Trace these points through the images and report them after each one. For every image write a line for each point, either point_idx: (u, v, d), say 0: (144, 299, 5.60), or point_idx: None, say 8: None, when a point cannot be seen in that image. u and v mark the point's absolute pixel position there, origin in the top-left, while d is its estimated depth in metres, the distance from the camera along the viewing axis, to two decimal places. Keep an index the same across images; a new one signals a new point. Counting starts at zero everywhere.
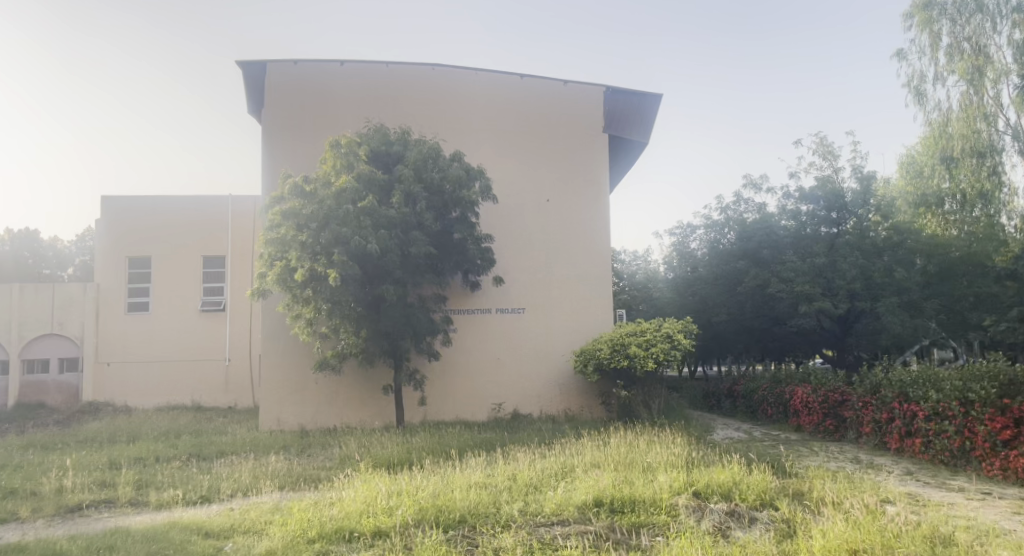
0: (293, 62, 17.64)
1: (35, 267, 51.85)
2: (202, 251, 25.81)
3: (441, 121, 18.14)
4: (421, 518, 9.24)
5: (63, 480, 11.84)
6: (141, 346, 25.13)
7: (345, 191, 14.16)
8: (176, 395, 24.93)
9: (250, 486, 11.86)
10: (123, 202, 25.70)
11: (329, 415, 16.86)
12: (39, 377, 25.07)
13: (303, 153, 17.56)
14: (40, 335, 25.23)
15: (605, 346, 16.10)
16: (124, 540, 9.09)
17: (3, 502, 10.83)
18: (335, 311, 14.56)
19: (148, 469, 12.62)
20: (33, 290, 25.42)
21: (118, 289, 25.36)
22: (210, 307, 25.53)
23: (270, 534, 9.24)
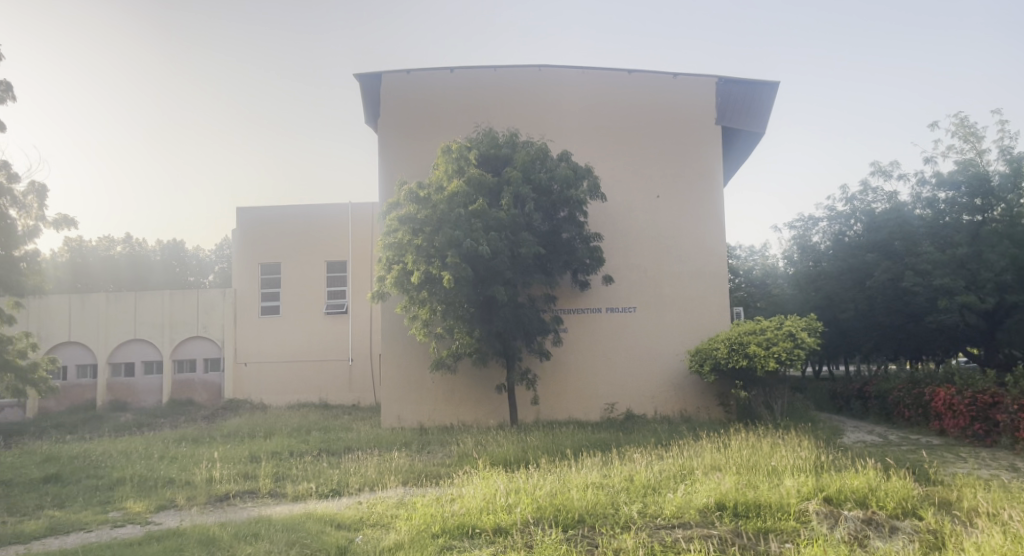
0: (406, 71, 18.31)
1: (182, 274, 56.78)
2: (326, 257, 27.29)
3: (549, 121, 18.23)
4: (540, 516, 9.34)
5: (212, 471, 12.92)
6: (272, 347, 26.92)
7: (456, 195, 14.50)
8: (305, 393, 26.56)
9: (376, 481, 12.43)
10: (254, 212, 27.58)
11: (447, 413, 17.38)
12: (187, 375, 27.45)
13: (417, 159, 18.19)
14: (187, 337, 27.59)
15: (722, 345, 15.63)
16: (267, 528, 9.80)
17: (163, 490, 11.96)
18: (449, 312, 14.95)
19: (284, 463, 13.52)
20: (181, 295, 27.81)
21: (252, 294, 27.30)
22: (333, 310, 26.92)
23: (396, 528, 9.65)
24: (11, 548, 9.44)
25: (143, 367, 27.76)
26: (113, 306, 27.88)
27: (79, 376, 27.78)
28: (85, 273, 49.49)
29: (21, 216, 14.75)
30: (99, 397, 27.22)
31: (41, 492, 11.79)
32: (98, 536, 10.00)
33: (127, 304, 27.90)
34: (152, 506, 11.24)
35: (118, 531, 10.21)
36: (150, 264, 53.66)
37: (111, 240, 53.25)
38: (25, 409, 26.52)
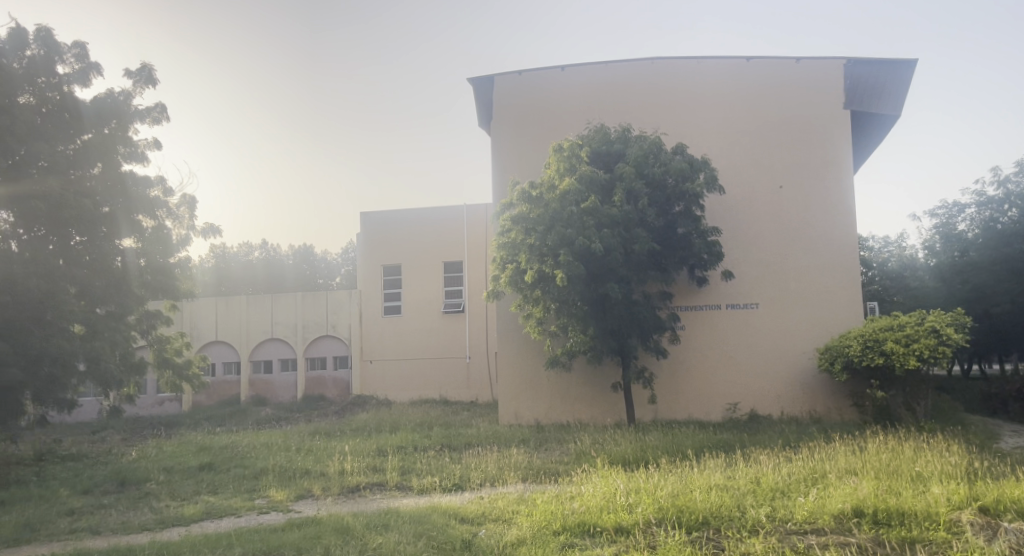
0: (518, 73, 18.56)
1: (312, 277, 60.35)
2: (443, 258, 28.09)
3: (662, 114, 17.87)
4: (662, 517, 9.19)
5: (344, 463, 13.67)
6: (395, 346, 28.09)
7: (569, 193, 14.47)
8: (426, 390, 27.53)
9: (497, 476, 12.68)
10: (375, 217, 28.87)
11: (563, 411, 17.46)
12: (319, 372, 29.19)
13: (530, 158, 18.39)
14: (318, 336, 29.27)
15: (855, 342, 14.73)
16: (396, 520, 10.25)
17: (301, 480, 12.80)
18: (562, 311, 14.94)
19: (409, 457, 14.07)
20: (311, 297, 29.59)
21: (375, 294, 28.60)
22: (451, 309, 27.68)
23: (518, 524, 9.80)
24: (173, 530, 10.43)
25: (280, 364, 29.81)
26: (252, 308, 30.12)
27: (225, 372, 30.24)
28: (228, 277, 53.80)
29: (176, 226, 16.51)
30: (243, 392, 29.51)
31: (197, 478, 12.94)
32: (246, 521, 10.84)
33: (265, 306, 30.06)
34: (292, 495, 12.04)
35: (263, 517, 11.02)
36: (284, 268, 57.51)
37: (249, 247, 57.59)
38: (181, 403, 29.21)
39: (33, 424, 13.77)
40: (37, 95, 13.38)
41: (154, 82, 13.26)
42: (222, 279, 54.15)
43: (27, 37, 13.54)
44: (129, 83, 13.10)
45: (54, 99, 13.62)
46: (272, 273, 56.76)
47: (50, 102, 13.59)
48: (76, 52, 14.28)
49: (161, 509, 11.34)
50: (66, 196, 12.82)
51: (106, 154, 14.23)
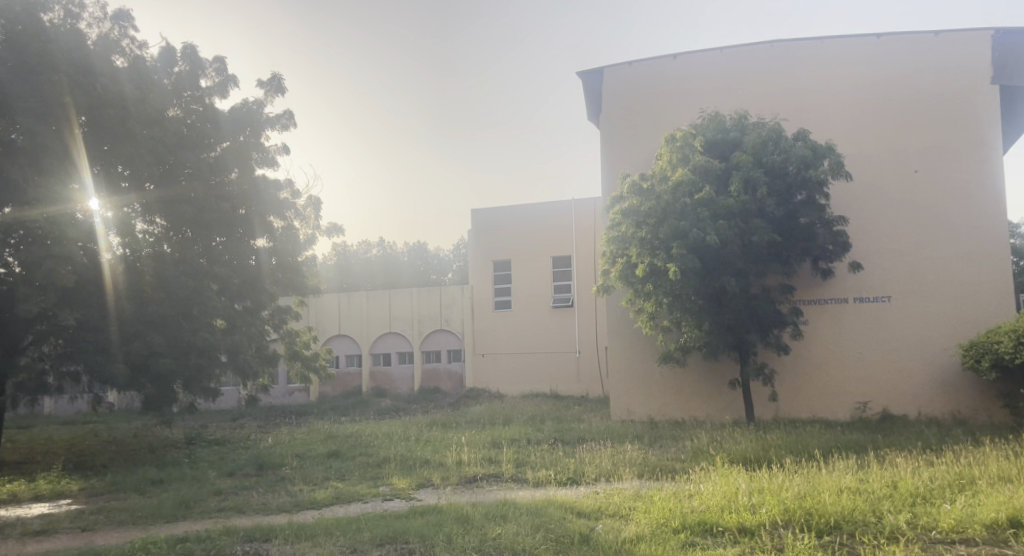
0: (628, 63, 18.34)
1: (427, 273, 62.32)
2: (551, 253, 28.20)
3: (781, 99, 17.12)
4: (790, 520, 8.80)
5: (461, 454, 14.03)
6: (506, 340, 28.56)
7: (681, 184, 14.05)
8: (537, 384, 27.83)
9: (612, 472, 12.58)
10: (484, 213, 29.38)
11: (677, 408, 17.11)
12: (434, 365, 30.14)
13: (640, 149, 18.12)
14: (434, 330, 30.21)
15: (1005, 338, 13.52)
16: (514, 511, 10.40)
17: (421, 469, 13.25)
18: (675, 305, 14.58)
19: (523, 450, 14.23)
20: (424, 293, 30.57)
21: (484, 289, 29.16)
22: (561, 303, 27.81)
23: (635, 520, 9.71)
24: (308, 512, 11.08)
25: (398, 356, 30.98)
26: (370, 302, 31.51)
27: (348, 364, 31.79)
28: (349, 274, 56.58)
29: (303, 227, 17.48)
30: (364, 383, 30.93)
31: (326, 465, 13.68)
32: (371, 507, 11.35)
33: (383, 301, 31.32)
34: (414, 483, 12.48)
35: (387, 503, 11.50)
36: (399, 265, 59.60)
37: (367, 245, 60.16)
38: (309, 393, 30.97)
39: (184, 410, 15.04)
40: (183, 107, 14.67)
41: (283, 89, 14.09)
42: (344, 276, 56.97)
43: (175, 55, 14.85)
44: (261, 92, 13.98)
45: (198, 110, 14.85)
46: (389, 270, 58.98)
47: (195, 113, 14.83)
48: (217, 67, 15.47)
49: (296, 493, 12.09)
50: (208, 200, 14.26)
51: (242, 160, 15.30)
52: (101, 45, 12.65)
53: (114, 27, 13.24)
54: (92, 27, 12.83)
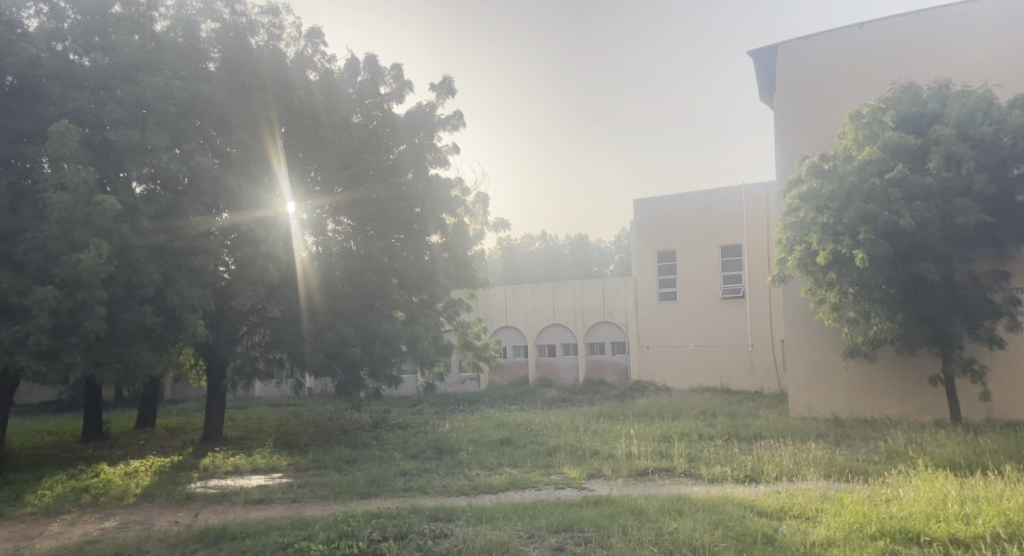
0: (806, 38, 17.32)
1: (588, 265, 62.59)
2: (717, 242, 27.20)
3: (989, 63, 15.31)
4: (1015, 534, 7.81)
5: (631, 446, 13.93)
6: (672, 333, 28.00)
7: (870, 163, 12.95)
8: (706, 379, 27.05)
9: (794, 471, 11.86)
10: (646, 202, 28.98)
11: (867, 406, 15.90)
12: (598, 356, 30.34)
13: (821, 128, 17.02)
14: (597, 321, 30.41)
15: None
16: (689, 507, 10.12)
17: (592, 459, 13.31)
18: (863, 294, 13.50)
19: (696, 444, 13.85)
20: (589, 284, 30.82)
21: (648, 280, 28.82)
22: (731, 294, 26.79)
23: (825, 523, 9.01)
24: (486, 496, 11.53)
25: (563, 348, 31.47)
26: (536, 294, 32.27)
27: (515, 355, 32.75)
28: (513, 267, 58.10)
29: (472, 222, 18.07)
30: (530, 373, 31.85)
31: (499, 451, 14.19)
32: (544, 495, 11.54)
33: (547, 293, 31.89)
34: (584, 473, 12.55)
35: (560, 492, 11.65)
36: (561, 258, 60.23)
37: (530, 238, 61.42)
38: (479, 382, 32.27)
39: (371, 396, 16.25)
40: (366, 114, 15.88)
41: (453, 91, 14.70)
42: (508, 269, 58.59)
43: (359, 66, 16.02)
44: (433, 95, 14.69)
45: (379, 116, 15.95)
46: (551, 262, 59.78)
47: (375, 119, 15.95)
48: (394, 73, 16.37)
49: (473, 477, 12.63)
50: (389, 200, 15.46)
51: (417, 161, 16.25)
52: (297, 62, 14.09)
53: (307, 44, 14.65)
54: (289, 46, 14.34)
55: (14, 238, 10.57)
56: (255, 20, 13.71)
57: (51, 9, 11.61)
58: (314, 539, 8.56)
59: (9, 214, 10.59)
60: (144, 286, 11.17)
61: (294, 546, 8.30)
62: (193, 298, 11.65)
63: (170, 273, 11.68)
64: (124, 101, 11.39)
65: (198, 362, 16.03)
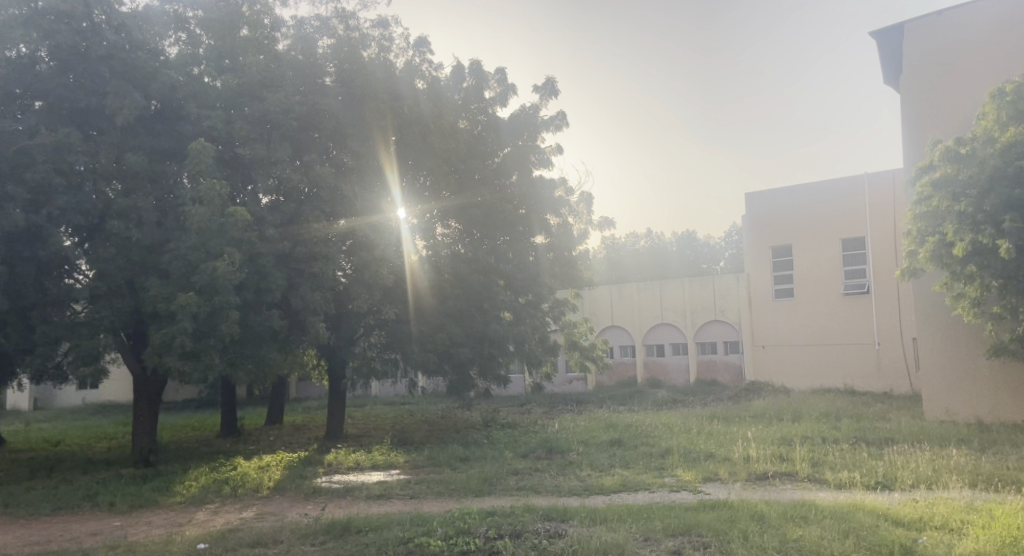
0: (938, 13, 16.13)
1: (696, 263, 60.91)
2: (838, 235, 25.80)
3: None
4: None
5: (749, 449, 13.41)
6: (790, 332, 26.83)
7: (1014, 145, 11.90)
8: (830, 379, 25.70)
9: (933, 480, 10.99)
10: (757, 196, 27.85)
11: (1015, 409, 14.75)
12: (710, 356, 29.53)
13: (956, 109, 15.79)
14: (708, 321, 29.60)
15: None
16: (816, 513, 9.53)
17: (707, 462, 12.90)
18: (1009, 287, 12.37)
19: (819, 448, 13.14)
20: (699, 282, 30.09)
21: (761, 277, 27.72)
22: (854, 290, 25.34)
23: (972, 535, 8.27)
24: (598, 497, 11.42)
25: (672, 348, 30.84)
26: (643, 293, 31.79)
27: (622, 355, 32.40)
28: (619, 266, 57.41)
29: (576, 222, 18.03)
30: (638, 374, 31.44)
31: (610, 452, 14.05)
32: (659, 497, 11.26)
33: (654, 292, 31.41)
34: (699, 477, 12.16)
35: (674, 495, 11.34)
36: (669, 256, 58.88)
37: (634, 236, 60.48)
38: (587, 382, 32.17)
39: (481, 396, 16.55)
40: (471, 119, 16.16)
41: (556, 92, 14.72)
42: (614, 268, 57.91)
43: (464, 71, 16.29)
44: (537, 96, 14.77)
45: (483, 120, 16.22)
46: (659, 261, 58.50)
47: (481, 123, 16.25)
48: (498, 77, 16.58)
49: (584, 478, 12.57)
50: (494, 204, 15.72)
51: (521, 163, 16.47)
52: (406, 72, 14.52)
53: (415, 54, 15.07)
54: (398, 56, 14.75)
55: (159, 248, 11.54)
56: (367, 33, 14.21)
57: (188, 36, 12.85)
58: (432, 534, 8.76)
59: (156, 227, 11.58)
60: (271, 291, 11.92)
61: (414, 540, 8.51)
62: (315, 301, 12.29)
63: (294, 278, 12.36)
64: (251, 118, 12.25)
65: (320, 363, 16.88)
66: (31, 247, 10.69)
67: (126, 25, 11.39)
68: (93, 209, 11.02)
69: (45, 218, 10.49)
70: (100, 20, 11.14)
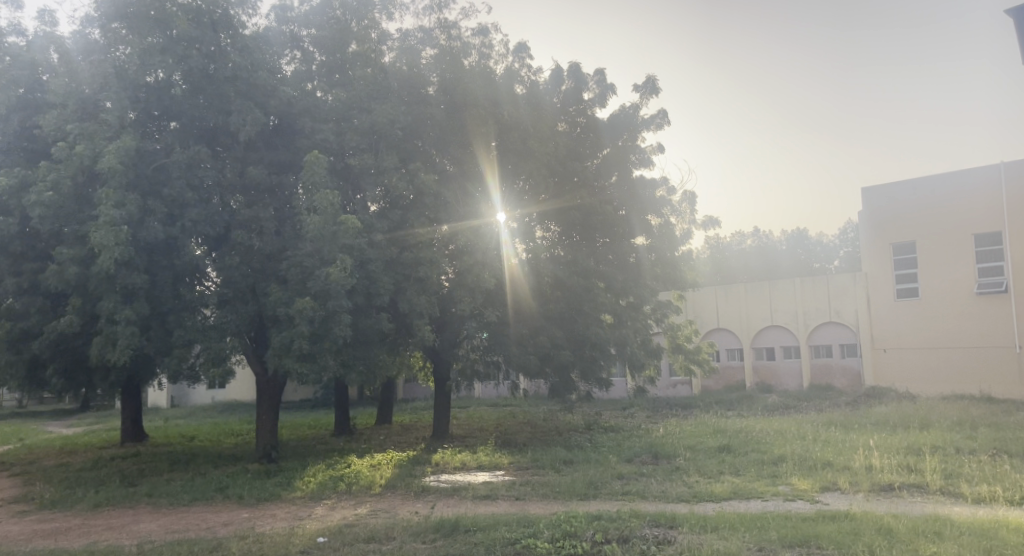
0: None
1: (809, 263, 57.93)
2: (970, 229, 23.93)
3: None
4: None
5: (872, 459, 12.61)
6: (916, 333, 25.11)
7: None
8: (962, 385, 23.87)
9: None
10: (877, 189, 26.21)
11: None
12: (825, 359, 28.15)
13: None
14: (822, 323, 28.21)
15: None
16: (951, 529, 8.81)
17: (824, 471, 12.25)
18: None
19: (952, 460, 12.17)
20: (811, 281, 28.77)
21: (882, 274, 26.15)
22: (990, 288, 23.41)
23: None
24: (707, 504, 11.07)
25: (783, 351, 29.60)
26: (751, 294, 30.67)
27: (729, 358, 31.42)
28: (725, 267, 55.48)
29: (679, 222, 17.63)
30: (747, 378, 30.40)
31: (718, 458, 13.62)
32: (774, 506, 10.75)
33: (763, 293, 30.25)
34: (816, 486, 11.54)
35: (790, 504, 10.79)
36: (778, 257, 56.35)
37: (741, 236, 58.34)
38: (692, 386, 31.36)
39: (584, 399, 16.50)
40: (570, 121, 16.17)
41: (657, 90, 14.47)
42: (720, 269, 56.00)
43: (563, 74, 16.22)
44: (638, 95, 14.56)
45: (583, 122, 16.19)
46: (768, 262, 56.18)
47: (580, 125, 16.23)
48: (597, 78, 16.46)
49: (692, 484, 12.24)
50: (594, 205, 15.59)
51: (621, 164, 16.32)
52: (506, 77, 14.68)
53: (514, 60, 15.22)
54: (498, 63, 14.98)
55: (279, 256, 12.23)
56: (468, 41, 14.53)
57: (302, 53, 13.48)
58: (540, 536, 8.78)
59: (275, 236, 12.28)
60: (380, 296, 12.35)
61: (522, 542, 8.57)
62: (421, 305, 12.64)
63: (401, 282, 12.75)
64: (361, 130, 12.80)
65: (426, 364, 17.36)
66: (168, 257, 11.60)
67: (249, 47, 12.17)
68: (220, 220, 11.83)
69: (179, 229, 11.37)
70: (225, 43, 11.96)
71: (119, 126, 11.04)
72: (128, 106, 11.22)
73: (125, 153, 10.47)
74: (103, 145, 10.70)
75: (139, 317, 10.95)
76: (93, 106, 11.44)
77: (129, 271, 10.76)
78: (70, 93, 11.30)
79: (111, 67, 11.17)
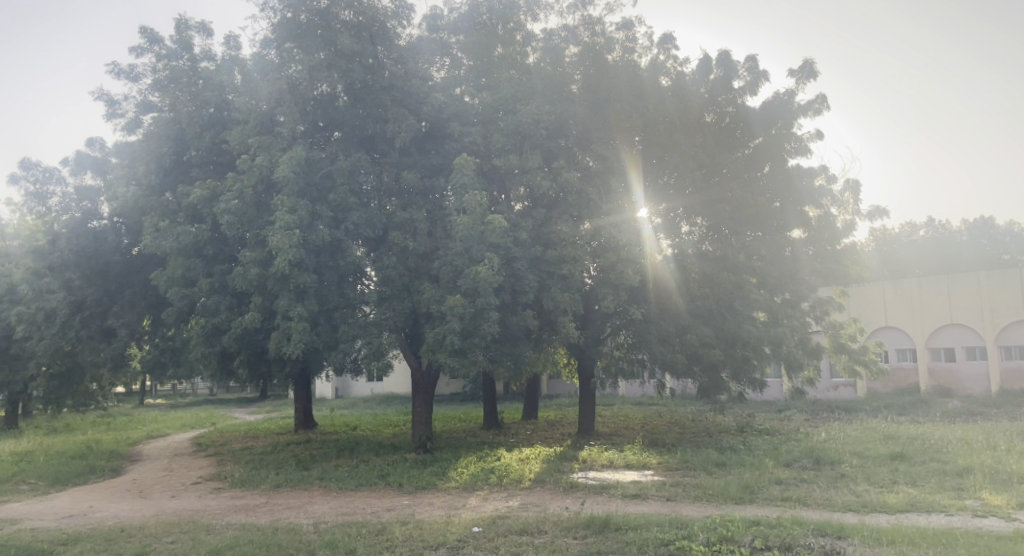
0: None
1: (997, 254, 51.50)
2: None
3: None
4: None
5: None
6: None
7: None
8: None
9: None
10: None
11: None
12: (1019, 363, 25.33)
13: None
14: (1013, 322, 25.33)
15: None
16: None
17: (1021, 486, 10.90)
18: None
19: None
20: (999, 274, 25.85)
21: None
22: None
23: None
24: (880, 515, 10.21)
25: (964, 352, 26.81)
26: (925, 288, 28.00)
27: (900, 359, 28.90)
28: (894, 259, 50.78)
29: (841, 213, 16.32)
30: (921, 381, 27.84)
31: (891, 467, 12.53)
32: (960, 521, 9.69)
33: (940, 287, 27.51)
34: (1013, 502, 10.29)
35: (980, 520, 9.69)
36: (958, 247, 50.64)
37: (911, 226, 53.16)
38: (856, 388, 29.18)
39: (736, 399, 15.85)
40: (718, 111, 15.41)
41: (815, 74, 13.59)
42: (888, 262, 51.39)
43: (711, 63, 15.51)
44: (793, 81, 13.75)
45: (732, 112, 15.37)
46: (945, 254, 51.10)
47: (729, 115, 15.42)
48: (748, 66, 15.69)
49: (861, 493, 11.35)
50: (745, 197, 14.81)
51: (776, 153, 15.47)
52: (651, 69, 14.44)
53: (660, 52, 14.90)
54: (643, 56, 14.75)
55: (431, 255, 12.77)
56: (611, 36, 14.41)
57: (451, 60, 14.07)
58: (695, 539, 8.49)
59: (428, 236, 12.83)
60: (526, 293, 12.53)
61: (676, 543, 8.34)
62: (566, 302, 12.64)
63: (546, 280, 12.85)
64: (506, 131, 13.13)
65: (571, 361, 17.47)
66: (333, 258, 12.47)
67: (403, 57, 12.90)
68: (379, 222, 12.54)
69: (343, 232, 12.19)
70: (382, 55, 12.73)
71: (292, 138, 12.08)
72: (298, 120, 12.19)
73: (297, 163, 11.42)
74: (278, 156, 11.73)
75: (310, 313, 11.87)
76: (269, 121, 12.50)
77: (301, 272, 11.72)
78: (250, 110, 12.47)
79: (285, 83, 12.24)
